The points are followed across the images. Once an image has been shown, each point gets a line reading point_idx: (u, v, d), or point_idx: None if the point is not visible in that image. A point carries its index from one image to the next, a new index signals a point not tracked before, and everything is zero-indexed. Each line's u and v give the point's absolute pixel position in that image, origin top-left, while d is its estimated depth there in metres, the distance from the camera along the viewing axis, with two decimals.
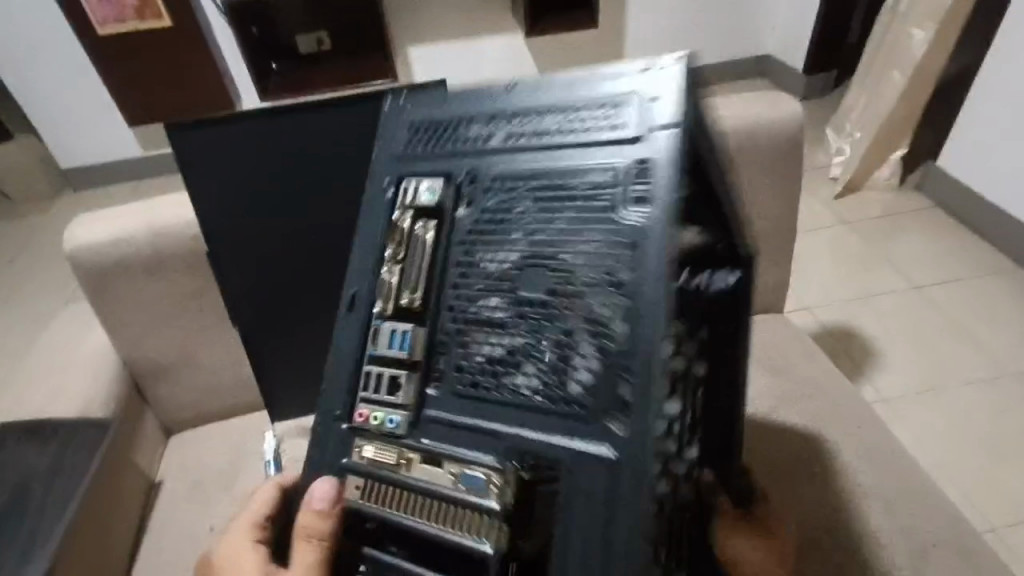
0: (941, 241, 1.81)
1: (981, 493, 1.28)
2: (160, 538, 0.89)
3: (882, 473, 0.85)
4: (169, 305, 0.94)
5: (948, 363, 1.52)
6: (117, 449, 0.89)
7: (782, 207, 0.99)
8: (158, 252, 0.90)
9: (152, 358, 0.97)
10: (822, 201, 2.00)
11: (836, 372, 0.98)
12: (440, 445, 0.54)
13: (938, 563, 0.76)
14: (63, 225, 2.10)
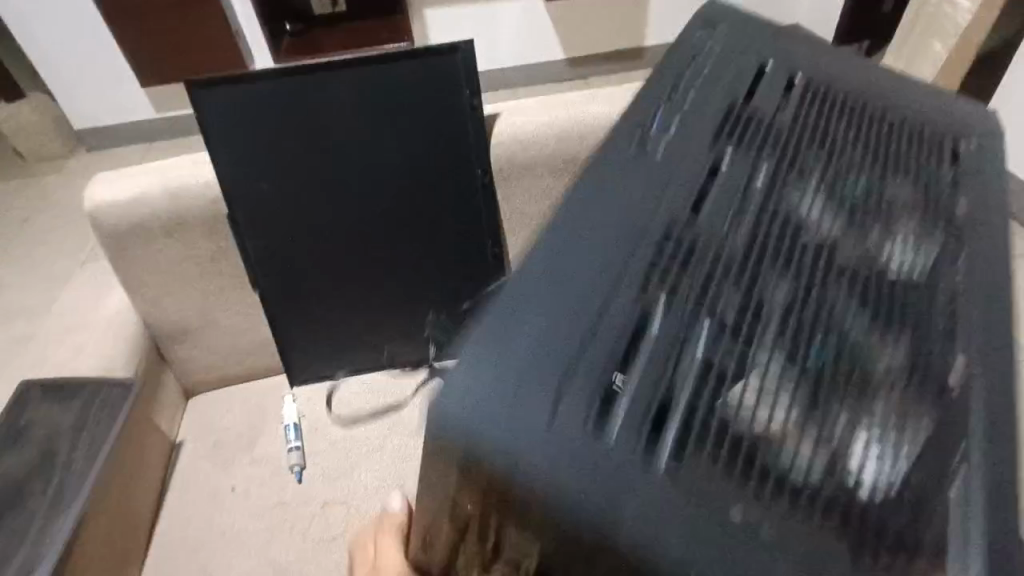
0: None
1: None
2: (182, 497, 0.91)
3: None
4: (190, 267, 0.94)
5: None
6: (140, 410, 0.90)
7: None
8: (179, 213, 0.89)
9: (173, 320, 0.97)
10: None
11: None
12: None
13: None
14: (77, 184, 2.09)
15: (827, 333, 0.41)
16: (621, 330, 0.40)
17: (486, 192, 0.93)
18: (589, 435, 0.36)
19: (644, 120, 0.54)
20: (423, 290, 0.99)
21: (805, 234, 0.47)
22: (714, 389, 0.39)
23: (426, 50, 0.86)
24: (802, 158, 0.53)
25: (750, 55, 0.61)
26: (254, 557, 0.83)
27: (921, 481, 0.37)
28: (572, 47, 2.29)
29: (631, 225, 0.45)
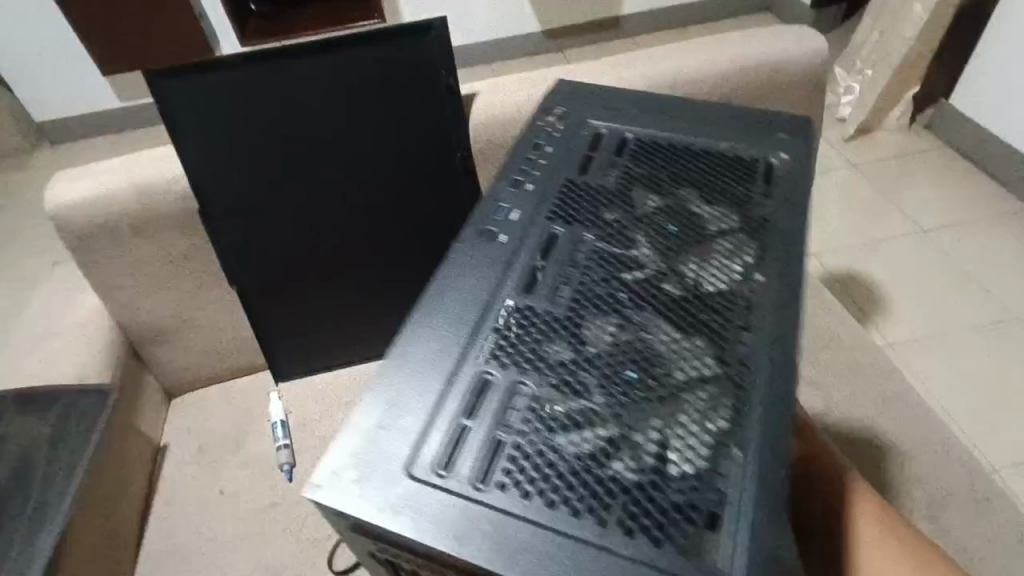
0: (949, 182, 1.79)
1: (978, 432, 1.30)
2: (170, 503, 0.88)
3: (896, 418, 0.84)
4: (162, 266, 0.90)
5: (952, 307, 1.51)
6: (118, 415, 0.87)
7: None
8: (147, 210, 0.85)
9: (148, 321, 0.94)
10: (830, 143, 1.95)
11: (851, 322, 0.96)
12: None
13: (953, 511, 0.76)
14: (43, 180, 2.02)
15: (641, 372, 0.45)
16: (460, 407, 0.44)
17: (468, 176, 0.90)
18: (440, 493, 0.40)
19: (488, 207, 0.56)
20: (406, 277, 0.96)
21: (632, 281, 0.51)
22: (545, 443, 0.42)
23: (399, 31, 0.82)
24: (633, 209, 0.56)
25: (576, 128, 0.63)
26: (248, 559, 0.82)
27: (728, 480, 0.40)
28: (548, 20, 2.24)
29: (470, 312, 0.49)
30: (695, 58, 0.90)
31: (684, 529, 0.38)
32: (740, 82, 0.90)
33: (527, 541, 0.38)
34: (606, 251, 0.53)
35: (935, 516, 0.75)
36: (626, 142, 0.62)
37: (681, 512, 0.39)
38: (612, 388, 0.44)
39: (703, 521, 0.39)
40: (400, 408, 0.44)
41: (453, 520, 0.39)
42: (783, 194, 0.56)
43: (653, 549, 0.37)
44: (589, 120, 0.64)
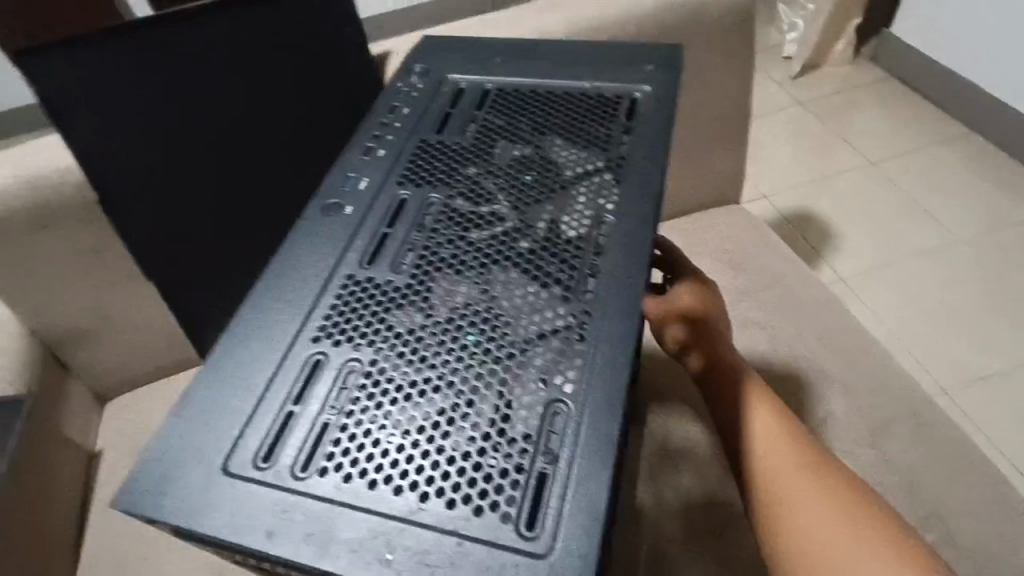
0: (894, 111, 1.79)
1: (928, 355, 1.33)
2: (110, 510, 0.84)
3: (839, 352, 0.84)
4: (69, 263, 0.83)
5: (901, 235, 1.53)
6: (41, 426, 0.82)
7: (733, 86, 0.92)
8: (41, 206, 0.78)
9: (64, 324, 0.88)
10: (776, 82, 1.93)
11: (793, 259, 0.95)
12: None
13: (896, 437, 0.76)
14: None
15: (480, 334, 0.43)
16: (292, 392, 0.42)
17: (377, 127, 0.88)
18: (261, 486, 0.38)
19: (336, 179, 0.53)
20: None
21: (479, 241, 0.48)
22: (379, 420, 0.40)
23: None
24: (488, 161, 0.52)
25: (434, 88, 0.59)
26: (195, 559, 0.79)
27: (563, 438, 0.39)
28: None
29: (308, 293, 0.46)
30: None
31: (510, 497, 0.37)
32: (666, 18, 0.86)
33: (347, 528, 0.36)
34: (453, 212, 0.49)
35: (878, 444, 0.76)
36: (487, 95, 0.58)
37: (508, 479, 0.37)
38: (449, 355, 0.42)
39: (530, 483, 0.37)
40: (229, 399, 0.42)
41: (273, 512, 0.37)
42: (645, 131, 0.52)
43: (477, 522, 0.36)
44: (449, 77, 0.60)
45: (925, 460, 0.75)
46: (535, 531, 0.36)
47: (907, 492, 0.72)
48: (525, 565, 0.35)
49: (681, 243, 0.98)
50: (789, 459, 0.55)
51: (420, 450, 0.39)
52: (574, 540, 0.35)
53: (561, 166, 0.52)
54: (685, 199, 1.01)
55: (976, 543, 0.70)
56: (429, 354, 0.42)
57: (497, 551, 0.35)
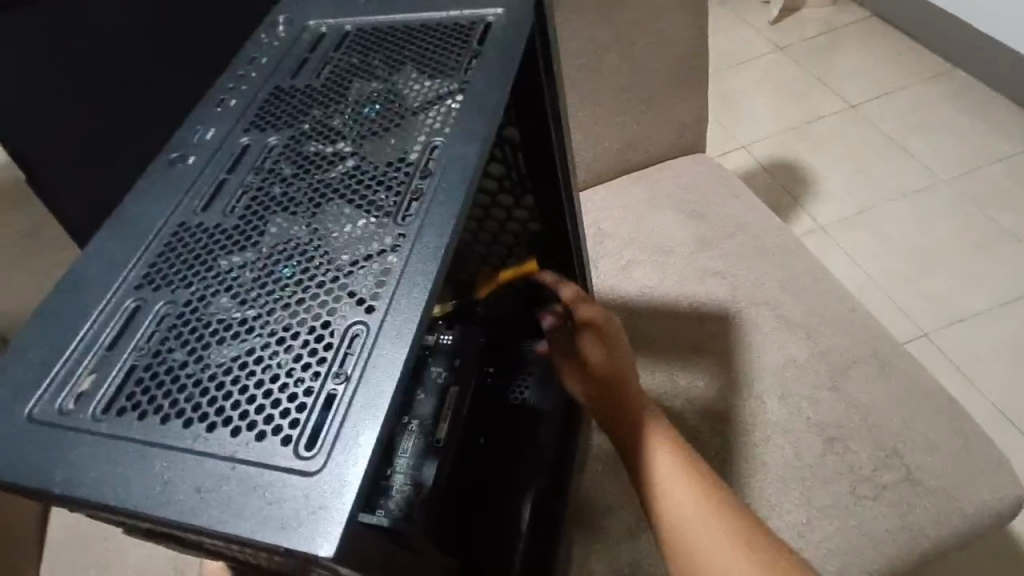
0: (876, 51, 1.73)
1: (911, 299, 1.31)
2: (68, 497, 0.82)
3: (802, 297, 0.82)
4: None
5: (882, 178, 1.49)
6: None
7: (687, 27, 0.88)
8: None
9: None
10: (755, 28, 1.87)
11: (758, 206, 0.92)
12: None
13: (859, 380, 0.75)
14: None
15: (304, 266, 0.40)
16: (104, 339, 0.37)
17: None
18: (58, 431, 0.34)
19: (183, 132, 0.48)
20: None
21: (315, 177, 0.44)
22: (186, 359, 0.36)
23: None
24: (336, 102, 0.49)
25: (295, 35, 0.54)
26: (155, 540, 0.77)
27: (365, 358, 0.34)
28: None
29: (135, 238, 0.42)
30: None
31: (292, 421, 0.33)
32: None
33: (131, 461, 0.32)
34: (297, 151, 0.46)
35: (840, 388, 0.74)
36: (345, 37, 0.53)
37: (297, 406, 0.33)
38: (269, 289, 0.39)
39: (317, 404, 0.33)
40: (41, 351, 0.37)
41: (66, 456, 0.33)
42: (496, 52, 0.48)
43: (256, 448, 0.32)
44: (309, 24, 0.55)
45: (887, 401, 0.73)
46: (313, 452, 0.31)
47: (869, 432, 0.71)
48: (297, 488, 0.30)
49: (641, 194, 0.95)
50: (703, 527, 0.53)
51: (216, 382, 0.35)
52: (352, 455, 0.31)
53: (410, 96, 0.48)
54: (645, 150, 0.97)
55: (939, 477, 0.69)
56: (250, 291, 0.39)
57: (272, 476, 0.31)
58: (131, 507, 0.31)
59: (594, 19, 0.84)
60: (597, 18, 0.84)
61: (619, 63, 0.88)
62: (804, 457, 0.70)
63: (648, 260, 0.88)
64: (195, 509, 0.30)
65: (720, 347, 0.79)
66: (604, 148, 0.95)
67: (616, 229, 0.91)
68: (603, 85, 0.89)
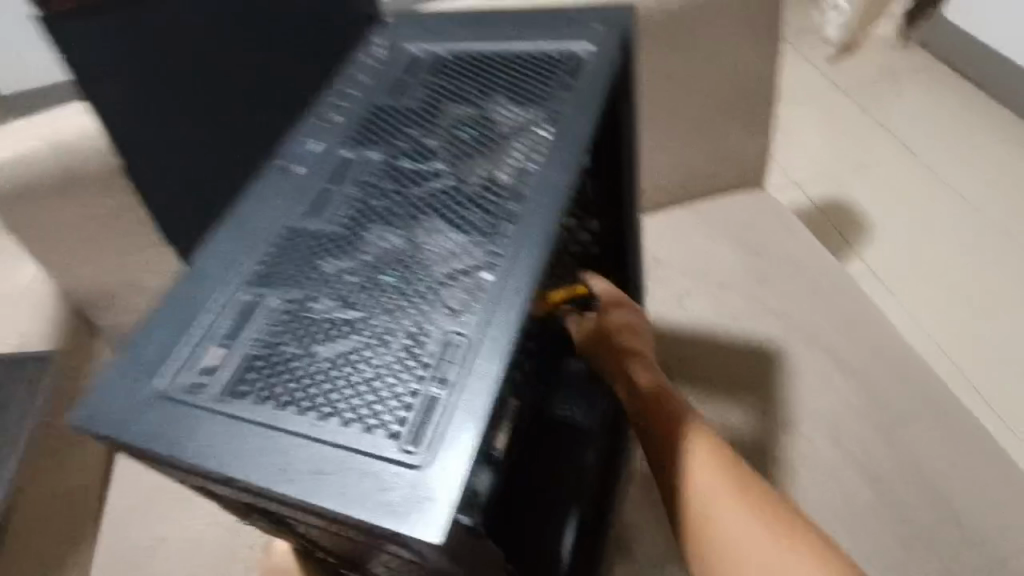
0: (939, 97, 1.71)
1: (964, 352, 1.28)
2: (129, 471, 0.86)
3: (859, 342, 0.81)
4: (93, 228, 0.85)
5: (939, 226, 1.46)
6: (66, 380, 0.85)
7: (761, 66, 0.88)
8: (67, 171, 0.80)
9: (93, 288, 0.90)
10: (815, 65, 1.85)
11: (817, 246, 0.92)
12: None
13: (914, 431, 0.74)
14: None
15: (402, 277, 0.43)
16: (227, 331, 0.41)
17: None
18: (190, 407, 0.38)
19: (289, 142, 0.51)
20: None
21: (411, 195, 0.47)
22: (299, 357, 0.40)
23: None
24: (432, 122, 0.51)
25: (392, 54, 0.56)
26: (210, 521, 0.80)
27: (462, 369, 0.38)
28: None
29: (250, 241, 0.46)
30: None
31: (399, 418, 0.37)
32: None
33: (256, 444, 0.37)
34: (394, 167, 0.48)
35: (895, 438, 0.74)
36: (439, 60, 0.55)
37: (401, 406, 0.37)
38: (371, 297, 0.42)
39: (418, 407, 0.37)
40: (170, 335, 0.41)
41: (199, 430, 0.37)
42: (588, 86, 0.50)
43: (368, 440, 0.36)
44: (405, 47, 0.57)
45: (943, 455, 0.72)
46: (417, 448, 0.35)
47: (919, 482, 0.71)
48: (405, 481, 0.34)
49: (700, 226, 0.96)
50: (717, 494, 0.53)
51: (328, 379, 0.39)
52: (452, 456, 0.35)
53: (501, 122, 0.50)
54: (706, 182, 0.98)
55: (992, 537, 0.68)
56: (353, 297, 0.42)
57: (382, 468, 0.35)
58: (260, 484, 0.35)
59: (670, 53, 0.85)
60: (671, 51, 0.85)
61: (690, 97, 0.89)
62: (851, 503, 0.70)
63: (704, 292, 0.88)
64: (316, 488, 0.35)
65: (774, 386, 0.79)
66: (665, 178, 0.96)
67: (674, 259, 0.92)
68: (672, 116, 0.90)
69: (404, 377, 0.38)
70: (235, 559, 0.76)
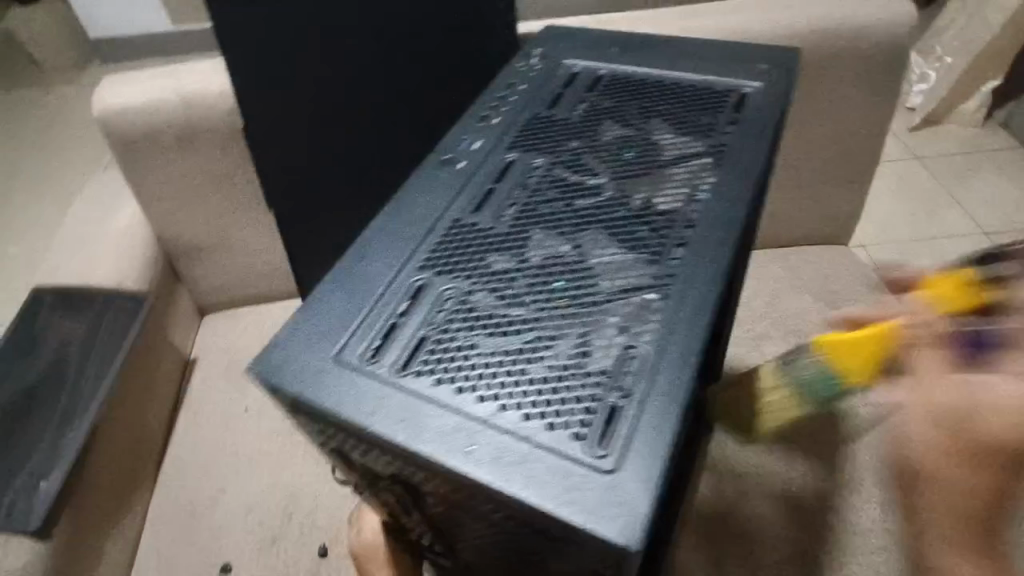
0: (1019, 181, 1.68)
1: None
2: (196, 416, 0.89)
3: None
4: (201, 180, 0.89)
5: None
6: (149, 330, 0.87)
7: (871, 125, 0.88)
8: (191, 120, 0.83)
9: (187, 236, 0.93)
10: (894, 131, 1.85)
11: None
12: None
13: None
14: (83, 85, 1.92)
15: (574, 281, 0.43)
16: (395, 309, 0.42)
17: None
18: (360, 373, 0.39)
19: (451, 138, 0.53)
20: None
21: (577, 203, 0.48)
22: (472, 344, 0.40)
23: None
24: (592, 138, 0.52)
25: (550, 70, 0.59)
26: (270, 478, 0.82)
27: (645, 380, 0.37)
28: None
29: (415, 224, 0.47)
30: (772, 13, 0.83)
31: (578, 419, 0.36)
32: (817, 45, 0.82)
33: (432, 423, 0.36)
34: (558, 176, 0.50)
35: None
36: (598, 79, 0.57)
37: (581, 408, 0.36)
38: (543, 298, 0.42)
39: (602, 414, 0.36)
40: (340, 304, 0.42)
41: (370, 397, 0.37)
42: (754, 124, 0.52)
43: (546, 436, 0.35)
44: (565, 63, 0.60)
45: None
46: (604, 452, 0.34)
47: None
48: (593, 482, 0.33)
49: (781, 273, 0.96)
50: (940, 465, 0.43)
51: (502, 369, 0.39)
52: (641, 465, 0.34)
53: (665, 146, 0.51)
54: (793, 230, 0.98)
55: None
56: (524, 294, 0.42)
57: (570, 466, 0.34)
58: (440, 464, 0.35)
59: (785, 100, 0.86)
60: None
61: (795, 145, 0.89)
62: None
63: (780, 338, 0.88)
64: (497, 475, 0.34)
65: (845, 442, 0.78)
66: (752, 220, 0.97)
67: (751, 300, 0.93)
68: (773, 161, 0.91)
69: (582, 380, 0.38)
70: (290, 521, 0.78)
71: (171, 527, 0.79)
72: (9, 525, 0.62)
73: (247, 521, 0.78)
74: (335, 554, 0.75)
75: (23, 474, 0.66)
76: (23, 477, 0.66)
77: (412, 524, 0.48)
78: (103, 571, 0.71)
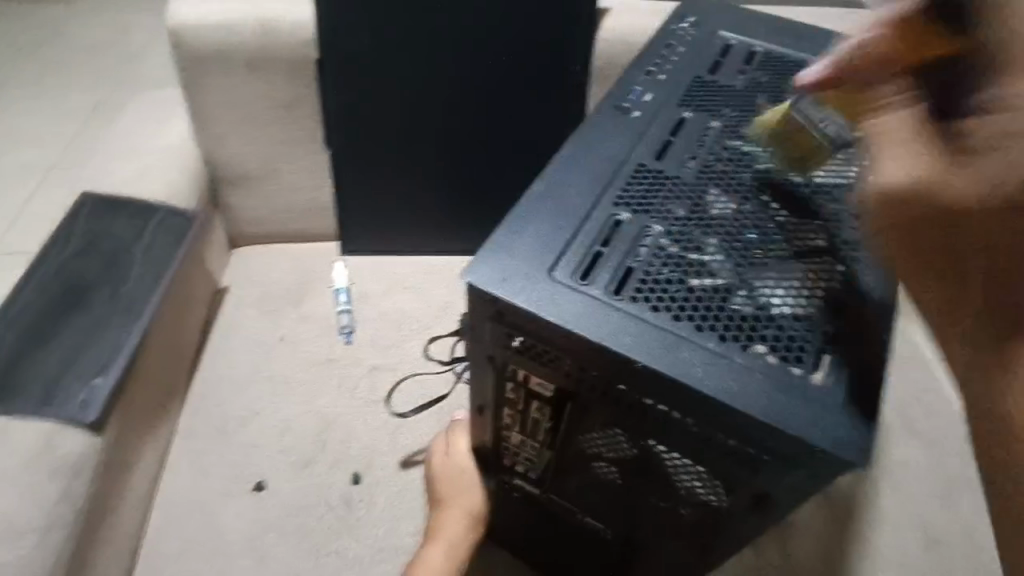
0: None
1: None
2: (228, 342, 0.89)
3: (930, 409, 0.88)
4: (261, 110, 0.88)
5: None
6: (190, 261, 0.84)
7: None
8: (264, 49, 0.83)
9: (234, 164, 0.92)
10: None
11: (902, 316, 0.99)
12: (549, 509, 0.67)
13: (966, 499, 0.81)
14: None
15: (761, 236, 0.54)
16: (599, 239, 0.53)
17: (578, 89, 0.87)
18: (582, 292, 0.49)
19: (624, 88, 0.65)
20: (486, 186, 0.96)
21: (743, 167, 0.59)
22: (685, 284, 0.50)
23: None
24: (752, 111, 0.63)
25: (706, 37, 0.71)
26: (305, 408, 0.84)
27: (838, 325, 0.49)
28: None
29: (605, 170, 0.58)
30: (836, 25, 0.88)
31: (790, 351, 0.47)
32: None
33: (661, 344, 0.46)
34: (724, 148, 0.60)
35: (947, 500, 0.81)
36: (754, 55, 0.69)
37: (783, 344, 0.47)
38: (742, 248, 0.53)
39: (813, 352, 0.47)
40: (551, 229, 0.53)
41: (596, 313, 0.48)
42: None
43: (766, 364, 0.46)
44: (719, 34, 0.71)
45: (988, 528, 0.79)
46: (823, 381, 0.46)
47: (965, 546, 0.78)
48: (813, 398, 0.44)
49: None
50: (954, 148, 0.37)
51: (712, 302, 0.49)
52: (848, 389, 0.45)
53: None
54: None
55: None
56: (722, 246, 0.53)
57: (794, 390, 0.45)
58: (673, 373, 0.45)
59: None
60: None
61: None
62: (898, 547, 0.78)
63: None
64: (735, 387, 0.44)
65: None
66: None
67: None
68: None
69: (784, 319, 0.49)
70: (324, 449, 0.81)
71: (202, 441, 0.81)
72: (63, 416, 0.64)
73: (280, 445, 0.81)
74: (368, 481, 0.79)
75: (76, 372, 0.66)
76: (76, 374, 0.66)
77: (527, 435, 0.60)
78: (138, 473, 0.73)
